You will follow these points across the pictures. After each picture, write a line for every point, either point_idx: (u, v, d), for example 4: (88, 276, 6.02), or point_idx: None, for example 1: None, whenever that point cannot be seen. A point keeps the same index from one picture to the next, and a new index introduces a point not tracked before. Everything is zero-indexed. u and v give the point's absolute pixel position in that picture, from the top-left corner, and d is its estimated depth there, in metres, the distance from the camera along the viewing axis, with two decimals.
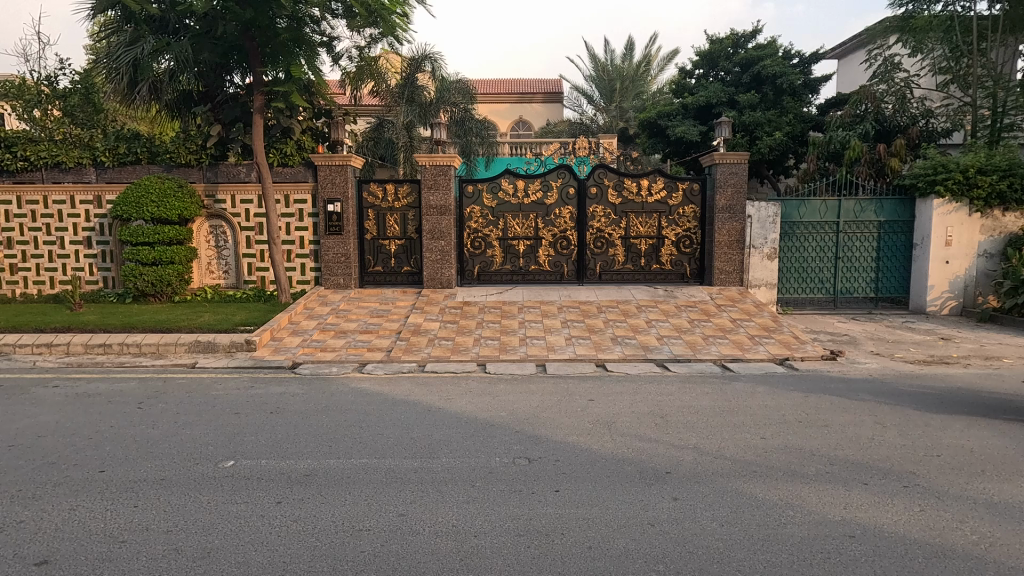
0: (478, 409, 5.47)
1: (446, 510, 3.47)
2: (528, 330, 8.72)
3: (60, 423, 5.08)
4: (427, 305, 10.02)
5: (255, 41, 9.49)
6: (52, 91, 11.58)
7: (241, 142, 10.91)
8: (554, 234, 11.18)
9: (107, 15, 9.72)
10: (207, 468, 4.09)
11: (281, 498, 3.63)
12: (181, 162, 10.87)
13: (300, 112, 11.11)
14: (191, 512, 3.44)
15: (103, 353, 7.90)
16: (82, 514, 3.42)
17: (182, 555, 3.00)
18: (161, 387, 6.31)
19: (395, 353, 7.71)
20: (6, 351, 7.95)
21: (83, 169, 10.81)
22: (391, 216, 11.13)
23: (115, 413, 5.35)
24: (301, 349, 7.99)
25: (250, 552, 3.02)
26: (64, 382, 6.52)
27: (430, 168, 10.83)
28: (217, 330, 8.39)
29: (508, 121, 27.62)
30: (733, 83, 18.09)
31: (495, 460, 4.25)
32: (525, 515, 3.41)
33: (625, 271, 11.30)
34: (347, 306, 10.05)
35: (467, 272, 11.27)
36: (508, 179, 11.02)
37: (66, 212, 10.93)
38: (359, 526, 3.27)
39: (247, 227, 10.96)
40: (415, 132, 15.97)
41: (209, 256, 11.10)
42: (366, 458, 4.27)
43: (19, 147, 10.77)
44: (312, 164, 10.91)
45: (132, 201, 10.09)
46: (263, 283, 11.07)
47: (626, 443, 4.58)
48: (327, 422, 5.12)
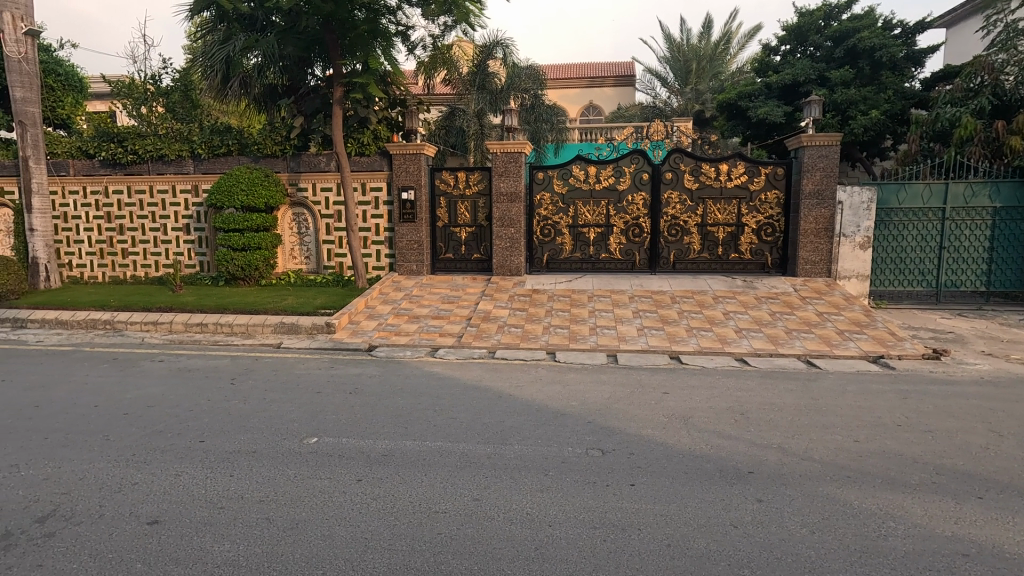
0: (549, 398, 5.44)
1: (521, 497, 3.47)
2: (598, 319, 8.58)
3: (166, 395, 5.53)
4: (496, 292, 10.08)
5: (334, 34, 9.86)
6: (156, 90, 13.31)
7: (322, 132, 11.46)
8: (626, 221, 10.90)
9: (202, 17, 10.19)
10: (294, 443, 4.32)
11: (361, 476, 3.76)
12: (268, 153, 11.51)
13: (376, 103, 11.39)
14: (280, 484, 3.64)
15: (200, 332, 8.54)
16: (186, 479, 3.71)
17: (272, 524, 3.18)
18: (250, 365, 6.72)
19: (466, 339, 7.82)
20: (120, 328, 8.77)
21: (183, 161, 11.73)
22: (462, 204, 11.26)
23: (211, 388, 5.76)
24: (377, 332, 8.28)
25: (334, 527, 3.14)
26: (168, 358, 7.10)
27: (501, 155, 10.85)
28: (300, 313, 8.84)
29: (576, 106, 27.20)
30: (824, 59, 16.89)
31: (568, 450, 4.20)
32: (602, 507, 3.35)
33: (701, 261, 10.86)
34: (419, 291, 10.29)
35: (536, 260, 11.22)
36: (580, 165, 10.87)
37: (168, 201, 11.85)
38: (435, 508, 3.34)
39: (327, 215, 11.47)
40: (485, 120, 16.03)
41: (292, 242, 11.70)
42: (441, 441, 4.35)
43: (129, 142, 11.75)
44: (388, 153, 11.21)
45: (225, 190, 10.77)
46: (342, 269, 11.55)
47: (704, 439, 4.39)
48: (401, 405, 5.27)
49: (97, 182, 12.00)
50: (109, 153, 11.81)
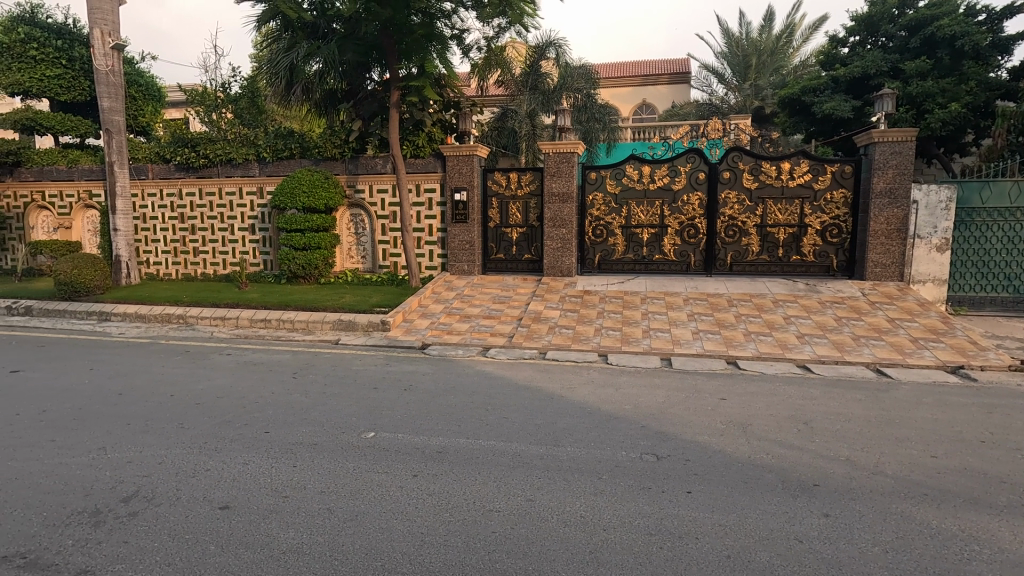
0: (601, 401, 5.38)
1: (576, 500, 3.45)
2: (652, 322, 8.42)
3: (233, 387, 5.83)
4: (547, 293, 10.05)
5: (392, 38, 10.09)
6: (225, 97, 14.14)
7: (379, 135, 11.73)
8: (681, 222, 10.65)
9: (267, 27, 10.56)
10: (352, 437, 4.46)
11: (417, 472, 3.84)
12: (327, 155, 11.92)
13: (431, 105, 11.59)
14: (341, 477, 3.76)
15: (263, 327, 8.96)
16: (253, 468, 3.89)
17: (333, 514, 3.29)
18: (310, 361, 6.99)
19: (518, 340, 7.84)
20: (192, 322, 9.32)
21: (250, 164, 12.32)
22: (514, 205, 11.30)
23: (275, 382, 6.04)
24: (430, 331, 8.43)
25: (392, 521, 3.22)
26: (235, 352, 7.48)
27: (553, 155, 10.82)
28: (356, 311, 9.12)
29: (629, 105, 26.80)
30: (897, 50, 15.95)
31: (622, 453, 4.14)
32: (657, 514, 3.28)
33: (761, 263, 10.47)
34: (471, 291, 10.40)
35: (588, 261, 11.12)
36: (634, 164, 10.71)
37: (235, 202, 12.50)
38: (489, 507, 3.37)
39: (383, 216, 11.79)
40: (537, 120, 16.04)
41: (349, 242, 12.08)
42: (493, 440, 4.38)
43: (201, 146, 12.46)
44: (442, 155, 11.39)
45: (287, 192, 11.25)
46: (396, 268, 11.83)
47: (765, 448, 4.23)
48: (454, 403, 5.33)
49: (172, 185, 12.79)
50: (184, 158, 12.55)
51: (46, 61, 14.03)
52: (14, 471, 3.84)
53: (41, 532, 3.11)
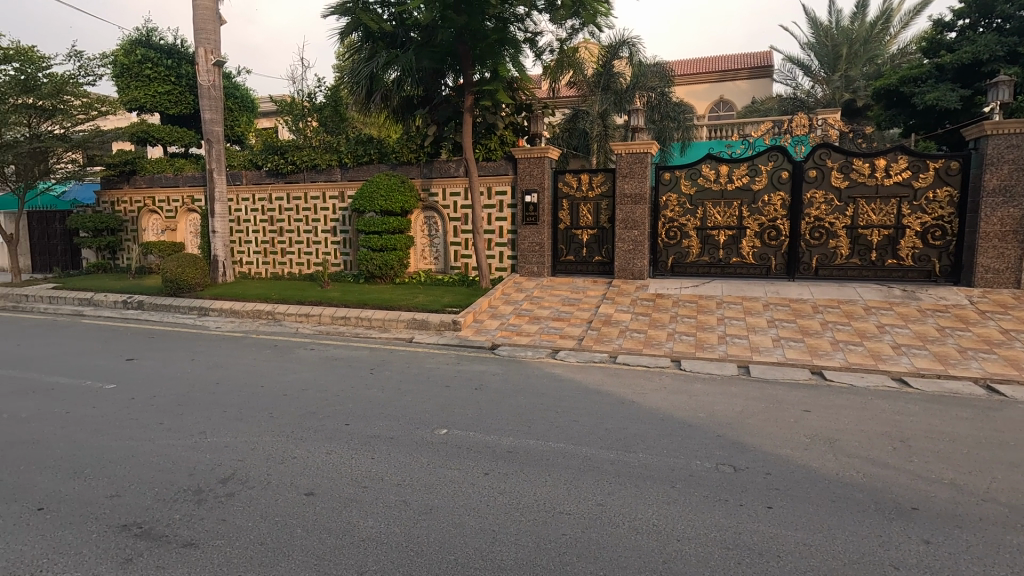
0: (674, 407, 5.24)
1: (648, 507, 3.38)
2: (728, 327, 8.09)
3: (316, 380, 6.18)
4: (618, 295, 9.90)
5: (467, 45, 10.34)
6: (311, 106, 15.08)
7: (452, 139, 11.98)
8: (761, 224, 10.16)
9: (350, 39, 11.04)
10: (426, 433, 4.60)
11: (488, 470, 3.90)
12: (404, 160, 12.36)
13: (503, 109, 11.72)
14: (414, 471, 3.89)
15: (343, 325, 9.42)
16: (334, 458, 4.11)
17: (409, 507, 3.41)
18: (386, 357, 7.28)
19: (587, 342, 7.78)
20: (280, 318, 9.96)
21: (333, 170, 12.99)
22: (585, 207, 11.25)
23: (354, 377, 6.34)
24: (500, 332, 8.54)
25: (464, 516, 3.29)
26: (317, 347, 7.93)
27: (626, 156, 10.65)
28: (429, 311, 9.39)
29: (705, 102, 25.85)
30: (1015, 31, 14.38)
31: (696, 463, 4.01)
32: (735, 528, 3.15)
33: (850, 267, 9.79)
34: (540, 293, 10.42)
35: (660, 264, 10.85)
36: (711, 164, 10.34)
37: (319, 206, 13.25)
38: (558, 509, 3.37)
39: (455, 218, 12.08)
40: (609, 120, 15.83)
41: (423, 244, 12.47)
42: (563, 444, 4.37)
43: (289, 154, 13.31)
44: (513, 157, 11.50)
45: (366, 196, 11.78)
46: (467, 269, 12.07)
47: (854, 465, 3.95)
48: (523, 404, 5.37)
49: (264, 190, 13.74)
50: (274, 165, 13.44)
51: (158, 79, 15.55)
52: (130, 450, 4.27)
53: (152, 506, 3.43)
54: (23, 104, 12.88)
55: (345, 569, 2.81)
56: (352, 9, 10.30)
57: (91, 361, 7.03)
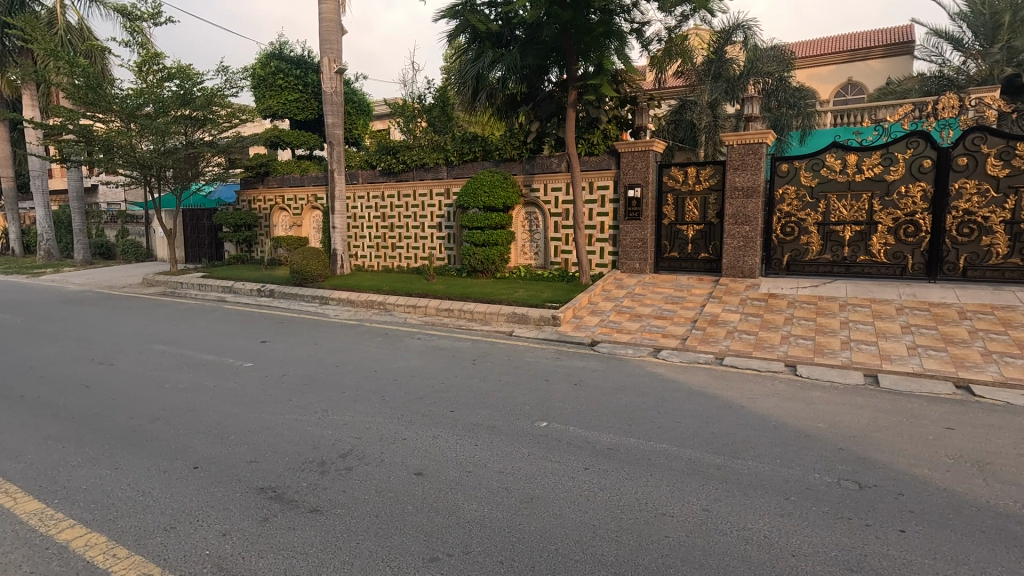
0: (788, 415, 4.90)
1: (759, 518, 3.20)
2: (853, 332, 7.39)
3: (423, 368, 6.52)
4: (725, 294, 9.40)
5: (571, 39, 10.29)
6: (421, 107, 15.95)
7: (555, 135, 12.09)
8: (896, 218, 9.17)
9: (457, 42, 11.35)
10: (526, 425, 4.69)
11: (588, 465, 3.90)
12: (507, 157, 12.60)
13: (607, 102, 11.57)
14: (515, 460, 3.99)
15: (447, 316, 9.83)
16: (441, 442, 4.32)
17: (511, 494, 3.51)
18: (487, 349, 7.49)
19: (691, 342, 7.47)
20: (390, 308, 10.60)
21: (439, 167, 13.57)
22: (691, 201, 10.82)
23: (458, 366, 6.60)
24: (600, 328, 8.46)
25: (564, 509, 3.32)
26: (424, 337, 8.34)
27: (738, 147, 10.06)
28: (530, 305, 9.52)
29: (830, 85, 23.68)
30: None
31: (814, 476, 3.72)
32: (859, 549, 2.89)
33: (1008, 267, 8.66)
34: (642, 290, 10.18)
35: (774, 261, 10.15)
36: (837, 152, 9.52)
37: (427, 203, 13.90)
38: (662, 510, 3.29)
39: (556, 214, 12.13)
40: (719, 110, 14.98)
41: (524, 239, 12.66)
42: (666, 444, 4.26)
43: (401, 153, 14.09)
44: (617, 151, 11.29)
45: (471, 192, 12.16)
46: (567, 265, 12.08)
47: (1010, 495, 3.45)
48: (623, 402, 5.29)
49: (377, 188, 14.67)
50: (387, 164, 14.27)
51: (288, 88, 17.10)
52: (266, 421, 4.79)
53: (283, 473, 3.82)
54: (181, 115, 14.63)
55: (452, 547, 2.95)
56: (461, 12, 10.61)
57: (233, 342, 7.95)
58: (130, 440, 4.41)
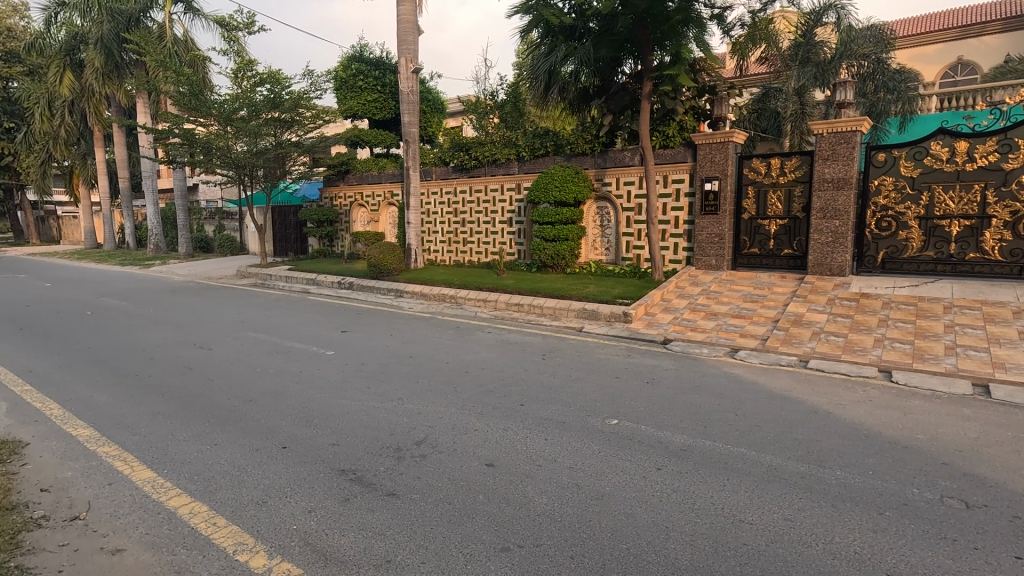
0: (882, 424, 4.55)
1: (848, 532, 2.99)
2: (959, 336, 6.73)
3: (494, 361, 6.61)
4: (811, 293, 8.86)
5: (647, 29, 10.03)
6: (494, 104, 16.15)
7: (629, 128, 11.85)
8: (1015, 212, 8.32)
9: (530, 37, 11.30)
10: (597, 421, 4.65)
11: (660, 465, 3.81)
12: (579, 151, 12.48)
13: (684, 93, 11.14)
14: (586, 457, 3.96)
15: (517, 311, 9.91)
16: (511, 435, 4.37)
17: (581, 490, 3.49)
18: (557, 345, 7.49)
19: (772, 343, 7.10)
20: (461, 301, 10.82)
21: (511, 163, 13.69)
22: (774, 194, 10.26)
23: (528, 361, 6.64)
24: (673, 326, 8.22)
25: (636, 508, 3.26)
26: (494, 331, 8.46)
27: (828, 136, 9.42)
28: (600, 301, 9.41)
29: (937, 66, 21.61)
30: None
31: (913, 491, 3.43)
32: (964, 573, 2.64)
33: None
34: (718, 287, 9.78)
35: (867, 258, 9.44)
36: (944, 139, 8.67)
37: (498, 198, 14.05)
38: (739, 517, 3.15)
39: (628, 208, 11.90)
40: (807, 97, 13.92)
41: (595, 234, 12.51)
42: (744, 448, 4.08)
43: (473, 150, 14.34)
44: (693, 143, 10.89)
45: (541, 187, 12.14)
46: (639, 261, 11.83)
47: None
48: (697, 403, 5.11)
49: (450, 184, 15.00)
50: (460, 161, 14.57)
51: (368, 89, 17.83)
52: (346, 407, 5.04)
53: (362, 457, 4.00)
54: (271, 118, 15.63)
55: (523, 539, 2.98)
56: (534, 6, 10.53)
57: (316, 331, 8.43)
58: (227, 419, 4.79)
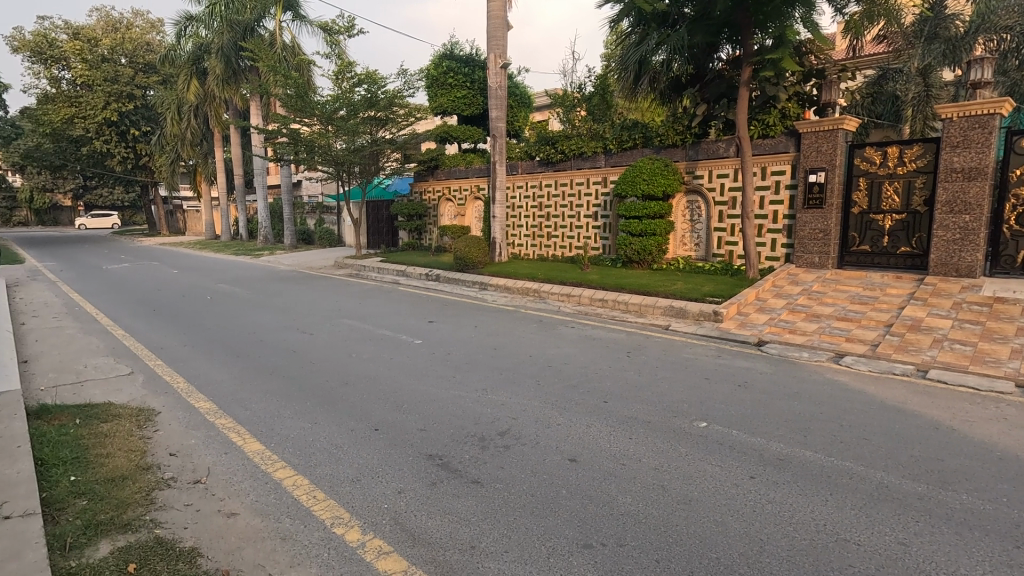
0: (1020, 446, 4.01)
1: (977, 564, 2.67)
2: None
3: (578, 357, 6.56)
4: (932, 296, 7.99)
5: (748, 11, 9.38)
6: (582, 96, 16.00)
7: (724, 117, 11.28)
8: None
9: (620, 26, 10.98)
10: (684, 423, 4.47)
11: (754, 474, 3.60)
12: (669, 143, 12.04)
13: (788, 78, 10.41)
14: (673, 460, 3.82)
15: (601, 306, 9.76)
16: (594, 432, 4.32)
17: (668, 493, 3.38)
18: (642, 342, 7.30)
19: (883, 349, 6.49)
20: (545, 296, 10.84)
21: (598, 156, 13.49)
22: (891, 186, 9.35)
23: (611, 357, 6.52)
24: (769, 327, 7.73)
25: (728, 517, 3.10)
26: (577, 326, 8.40)
27: (959, 121, 8.43)
28: (689, 299, 9.05)
29: None
30: None
31: None
32: None
33: None
34: (821, 287, 9.07)
35: (1003, 257, 8.38)
36: None
37: (583, 191, 13.89)
38: (845, 536, 2.91)
39: (722, 202, 11.34)
40: (933, 78, 12.50)
41: (684, 229, 12.03)
42: (850, 462, 3.76)
43: (560, 143, 14.28)
44: (797, 132, 10.14)
45: (629, 180, 11.82)
46: (732, 258, 11.24)
47: None
48: (796, 410, 4.78)
49: (535, 178, 15.03)
50: (546, 155, 14.56)
51: (457, 86, 18.27)
52: (433, 394, 5.21)
53: (448, 443, 4.12)
54: (368, 116, 16.45)
55: (606, 537, 2.94)
56: None
57: (406, 320, 8.79)
58: (325, 400, 5.12)
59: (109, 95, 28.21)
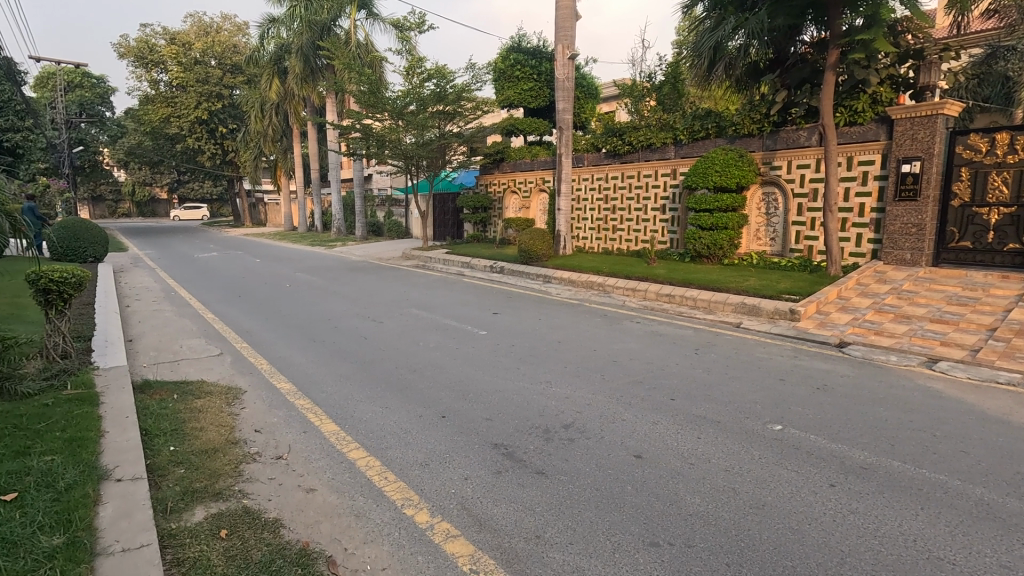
0: None
1: None
2: None
3: (644, 353, 6.44)
4: None
5: None
6: (651, 86, 15.55)
7: (806, 104, 10.60)
8: None
9: (695, 11, 10.56)
10: (758, 425, 4.29)
11: (834, 482, 3.40)
12: (744, 132, 11.48)
13: (880, 59, 9.63)
14: (744, 462, 3.67)
15: (667, 302, 9.50)
16: (661, 430, 4.22)
17: (739, 496, 3.26)
18: (711, 340, 7.06)
19: (985, 355, 5.94)
20: (610, 290, 10.69)
21: (667, 148, 13.10)
22: (998, 176, 8.53)
23: (679, 354, 6.35)
24: (852, 328, 7.25)
25: (805, 525, 2.96)
26: (643, 321, 8.23)
27: None
28: (763, 296, 8.65)
29: None
30: None
31: None
32: None
33: None
34: (913, 286, 8.40)
35: None
36: None
37: (651, 183, 13.55)
38: (939, 554, 2.70)
39: (801, 194, 10.75)
40: None
41: (758, 223, 11.49)
42: (944, 475, 3.48)
43: (627, 134, 13.97)
44: (888, 118, 9.43)
45: (700, 172, 11.39)
46: (811, 253, 10.63)
47: None
48: (883, 417, 4.47)
49: (602, 170, 14.81)
50: (613, 146, 14.29)
51: (525, 78, 18.25)
52: (497, 385, 5.28)
53: (513, 434, 4.17)
54: (436, 110, 16.78)
55: (673, 537, 2.88)
56: None
57: (471, 311, 8.94)
58: (395, 386, 5.31)
59: (201, 95, 30.38)
